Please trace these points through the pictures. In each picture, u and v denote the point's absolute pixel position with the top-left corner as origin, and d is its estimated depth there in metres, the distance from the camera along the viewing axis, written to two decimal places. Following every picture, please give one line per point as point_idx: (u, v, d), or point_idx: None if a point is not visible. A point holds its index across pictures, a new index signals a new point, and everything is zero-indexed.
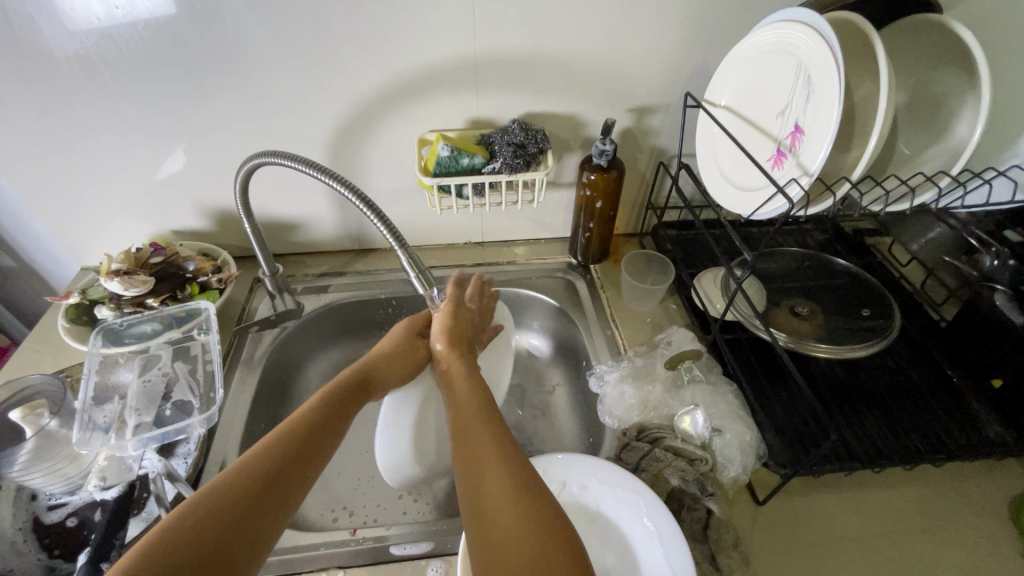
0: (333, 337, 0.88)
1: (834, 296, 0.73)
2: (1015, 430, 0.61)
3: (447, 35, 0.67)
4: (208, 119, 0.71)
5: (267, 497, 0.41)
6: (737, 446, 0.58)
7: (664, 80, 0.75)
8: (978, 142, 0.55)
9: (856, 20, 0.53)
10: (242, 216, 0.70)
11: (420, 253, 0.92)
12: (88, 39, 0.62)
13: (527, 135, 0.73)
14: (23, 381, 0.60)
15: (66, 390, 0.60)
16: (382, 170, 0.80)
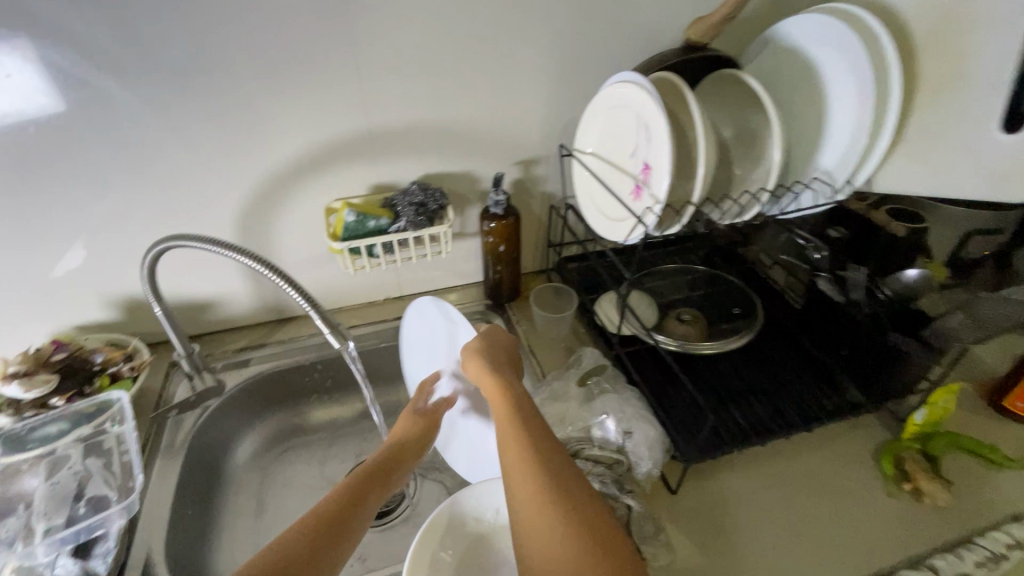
0: (261, 410, 0.87)
1: (711, 301, 0.84)
2: (869, 390, 0.72)
3: (340, 114, 0.75)
4: (108, 211, 0.73)
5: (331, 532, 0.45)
6: (645, 443, 0.66)
7: (540, 135, 0.86)
8: (781, 162, 0.69)
9: (671, 79, 0.66)
10: (151, 300, 0.70)
11: (341, 315, 0.95)
12: None
13: (426, 195, 0.81)
14: None
15: None
16: (294, 240, 0.84)
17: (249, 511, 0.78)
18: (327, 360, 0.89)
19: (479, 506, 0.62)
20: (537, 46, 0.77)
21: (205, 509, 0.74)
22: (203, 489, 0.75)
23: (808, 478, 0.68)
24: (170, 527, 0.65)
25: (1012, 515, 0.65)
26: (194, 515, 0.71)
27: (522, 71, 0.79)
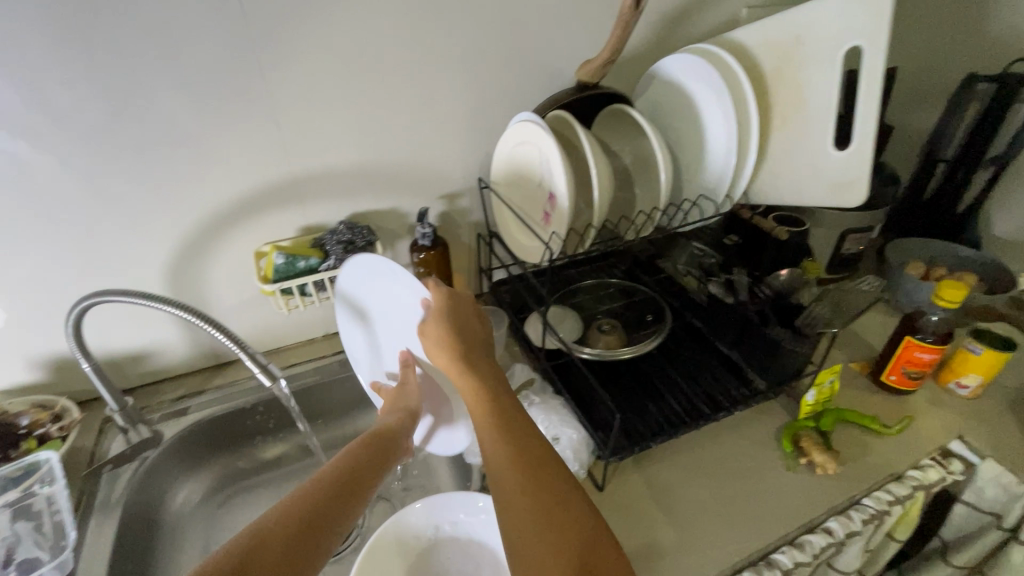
0: (204, 457, 0.87)
1: (627, 309, 0.92)
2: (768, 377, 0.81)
3: (263, 163, 0.79)
4: (29, 272, 0.73)
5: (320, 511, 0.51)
6: (571, 447, 0.71)
7: (459, 170, 0.93)
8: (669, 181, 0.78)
9: (563, 117, 0.74)
10: (79, 357, 0.71)
11: (281, 355, 0.97)
12: None
13: (353, 233, 0.85)
14: None
15: None
16: (226, 286, 0.86)
17: (196, 559, 0.79)
18: (267, 401, 0.90)
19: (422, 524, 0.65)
20: (446, 92, 0.84)
21: (146, 562, 0.74)
22: (143, 542, 0.75)
23: (719, 463, 0.76)
24: None
25: (890, 474, 0.75)
26: (134, 570, 0.71)
27: (434, 115, 0.85)
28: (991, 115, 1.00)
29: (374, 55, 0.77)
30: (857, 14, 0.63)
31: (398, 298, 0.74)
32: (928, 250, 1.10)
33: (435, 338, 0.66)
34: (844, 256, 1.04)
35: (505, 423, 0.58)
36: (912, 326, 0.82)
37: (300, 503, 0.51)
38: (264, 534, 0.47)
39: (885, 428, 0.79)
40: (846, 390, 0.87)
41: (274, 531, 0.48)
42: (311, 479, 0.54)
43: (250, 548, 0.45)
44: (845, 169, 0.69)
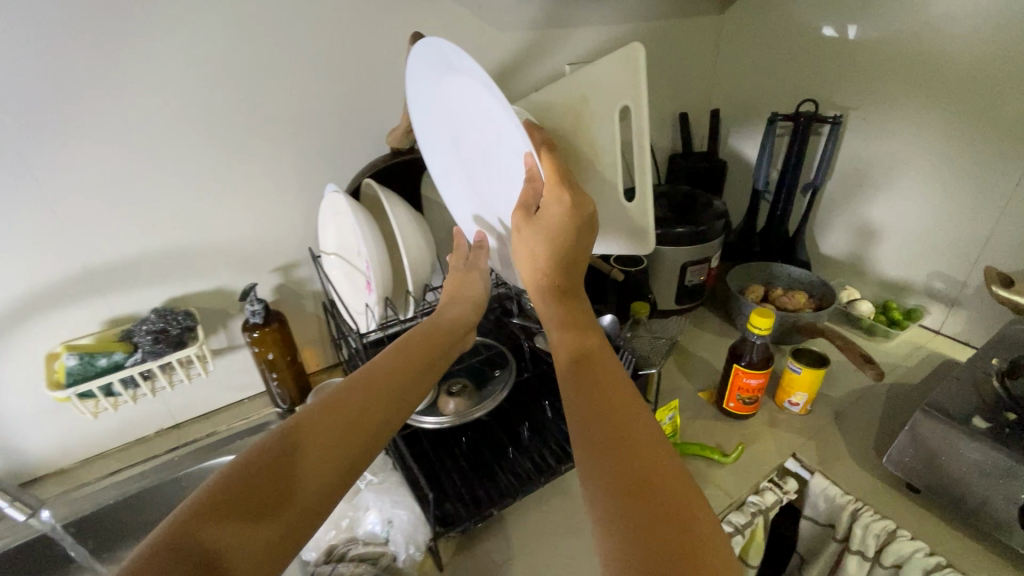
0: None
1: (475, 367, 0.91)
2: None
3: (46, 259, 0.73)
4: None
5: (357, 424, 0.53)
6: (405, 527, 0.68)
7: (288, 242, 0.91)
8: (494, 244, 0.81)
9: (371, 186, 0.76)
10: None
11: (102, 462, 0.87)
12: None
13: (166, 320, 0.79)
14: None
15: None
16: (16, 398, 0.76)
17: None
18: (79, 520, 0.79)
19: None
20: (254, 170, 0.84)
21: None
22: None
23: (567, 519, 0.75)
24: None
25: (730, 504, 0.76)
26: None
27: (249, 191, 0.85)
28: (794, 146, 1.12)
29: (166, 138, 0.76)
30: (622, 77, 0.68)
31: (457, 100, 0.68)
32: (765, 272, 1.18)
33: (528, 250, 0.65)
34: (689, 287, 1.10)
35: (590, 370, 0.54)
36: (737, 354, 0.86)
37: (329, 414, 0.53)
38: (289, 450, 0.49)
39: (722, 456, 0.81)
40: (690, 420, 0.90)
41: (290, 446, 0.50)
42: (342, 389, 0.56)
43: (259, 467, 0.48)
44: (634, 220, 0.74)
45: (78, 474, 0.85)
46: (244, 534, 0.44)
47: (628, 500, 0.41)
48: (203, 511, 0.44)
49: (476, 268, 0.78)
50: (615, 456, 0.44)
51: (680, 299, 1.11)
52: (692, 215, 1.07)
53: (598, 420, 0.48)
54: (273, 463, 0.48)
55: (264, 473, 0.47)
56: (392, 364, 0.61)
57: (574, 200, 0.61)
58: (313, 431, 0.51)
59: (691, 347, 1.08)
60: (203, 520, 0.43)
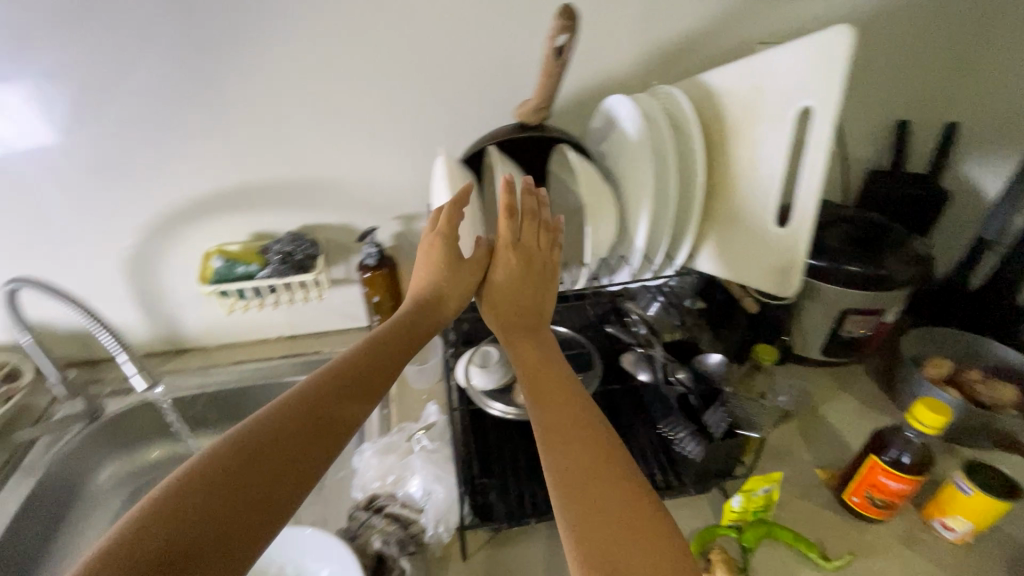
0: (131, 443, 0.92)
1: (561, 363, 0.85)
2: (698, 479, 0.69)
3: (211, 170, 0.83)
4: (16, 244, 0.84)
5: (353, 394, 0.51)
6: (443, 503, 0.67)
7: (414, 193, 0.92)
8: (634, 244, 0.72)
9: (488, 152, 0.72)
10: (20, 332, 0.76)
11: (233, 350, 1.01)
12: None
13: (295, 245, 0.87)
14: None
15: None
16: (179, 279, 0.92)
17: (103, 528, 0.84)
18: (201, 391, 0.94)
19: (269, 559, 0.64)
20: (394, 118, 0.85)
21: (53, 522, 0.79)
22: (56, 515, 0.80)
23: None
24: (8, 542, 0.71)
25: None
26: (39, 532, 0.76)
27: (387, 138, 0.86)
28: None
29: (321, 79, 0.78)
30: (811, 73, 0.53)
31: (625, 150, 0.75)
32: (962, 345, 0.91)
33: (502, 279, 0.66)
34: (844, 340, 0.89)
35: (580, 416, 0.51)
36: (881, 443, 0.68)
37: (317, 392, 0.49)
38: (269, 434, 0.44)
39: (821, 559, 0.66)
40: (790, 500, 0.74)
41: (286, 420, 0.46)
42: (345, 361, 0.53)
43: (272, 426, 0.45)
44: (781, 250, 0.61)
45: (214, 352, 1.01)
46: (248, 506, 0.40)
47: (598, 535, 0.41)
48: (189, 491, 0.39)
49: (461, 265, 0.67)
50: (600, 490, 0.44)
51: (829, 350, 0.91)
52: (880, 254, 0.84)
53: (578, 446, 0.48)
54: (248, 447, 0.43)
55: (252, 456, 0.42)
56: (383, 339, 0.58)
57: (540, 261, 0.67)
58: (309, 401, 0.48)
59: (825, 410, 0.88)
60: (209, 475, 0.40)
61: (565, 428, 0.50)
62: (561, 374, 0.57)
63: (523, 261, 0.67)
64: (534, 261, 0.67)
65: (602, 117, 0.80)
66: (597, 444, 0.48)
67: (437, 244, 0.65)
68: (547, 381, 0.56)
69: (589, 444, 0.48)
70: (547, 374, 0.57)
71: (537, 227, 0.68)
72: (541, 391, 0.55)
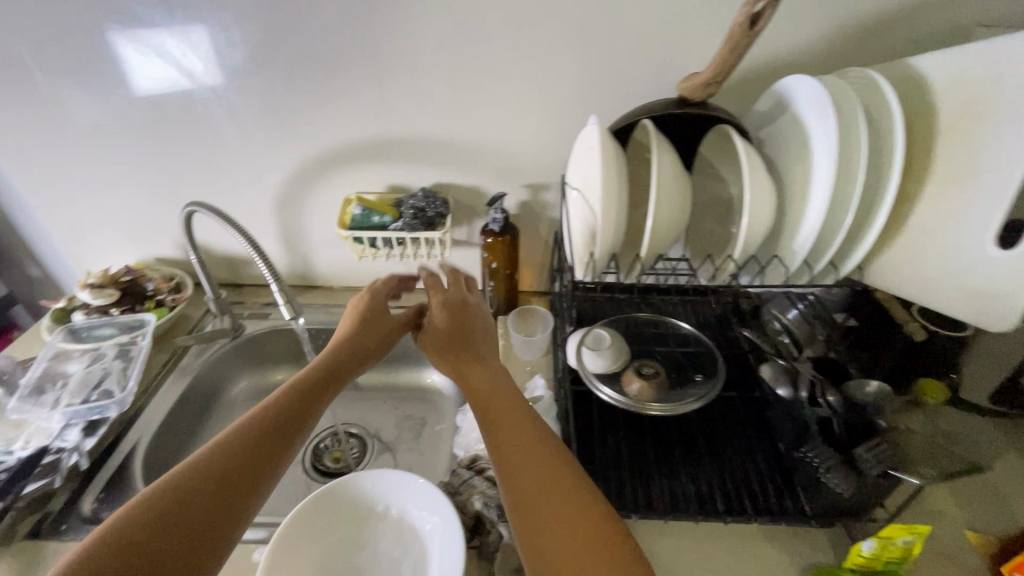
0: (262, 363, 1.01)
1: (679, 360, 0.80)
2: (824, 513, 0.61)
3: (361, 119, 0.86)
4: (191, 170, 0.93)
5: (293, 419, 0.53)
6: None
7: (547, 162, 0.90)
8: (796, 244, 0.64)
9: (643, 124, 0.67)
10: (189, 250, 0.85)
11: (355, 294, 1.07)
12: (123, 102, 0.86)
13: (427, 202, 0.89)
14: None
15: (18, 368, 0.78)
16: (318, 221, 0.98)
17: None
18: (325, 327, 1.01)
19: (375, 495, 0.67)
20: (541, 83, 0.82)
21: (197, 419, 0.90)
22: (199, 415, 0.90)
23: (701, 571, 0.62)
24: (162, 430, 0.81)
25: None
26: (187, 427, 0.87)
27: (531, 103, 0.84)
28: None
29: (479, 38, 0.78)
30: None
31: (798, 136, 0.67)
32: None
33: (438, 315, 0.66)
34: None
35: (520, 434, 0.52)
36: None
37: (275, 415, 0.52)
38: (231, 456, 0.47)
39: None
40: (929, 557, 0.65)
41: (231, 449, 0.47)
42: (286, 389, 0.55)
43: (217, 457, 0.46)
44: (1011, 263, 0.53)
45: (340, 294, 1.07)
46: (200, 528, 0.42)
47: (551, 560, 0.42)
48: (141, 522, 0.40)
49: (383, 320, 0.68)
50: (545, 519, 0.45)
51: (998, 400, 0.75)
52: None
53: (518, 471, 0.48)
54: (217, 472, 0.45)
55: (200, 484, 0.44)
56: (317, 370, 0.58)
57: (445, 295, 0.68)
58: (252, 430, 0.50)
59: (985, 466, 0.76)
60: (163, 504, 0.42)
61: (521, 458, 0.50)
62: (504, 391, 0.57)
63: (459, 301, 0.67)
64: (460, 299, 0.68)
65: (770, 95, 0.71)
66: (541, 467, 0.48)
67: (364, 296, 0.70)
68: (501, 402, 0.55)
69: (543, 470, 0.48)
70: (494, 394, 0.56)
71: (464, 284, 0.71)
72: (494, 414, 0.54)
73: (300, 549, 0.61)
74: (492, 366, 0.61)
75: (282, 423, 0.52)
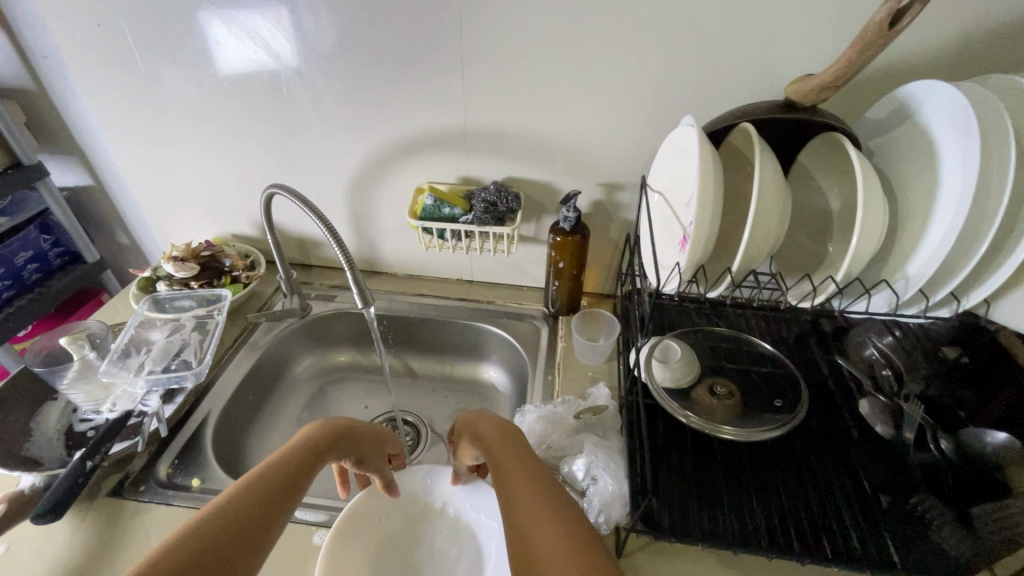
0: (325, 343, 1.04)
1: (756, 382, 0.75)
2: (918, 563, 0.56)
3: (440, 108, 0.86)
4: (271, 151, 0.96)
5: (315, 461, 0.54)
6: (608, 495, 0.64)
7: (625, 161, 0.87)
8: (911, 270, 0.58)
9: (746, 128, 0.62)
10: (266, 230, 0.88)
11: (418, 282, 1.08)
12: (213, 82, 0.88)
13: (499, 196, 0.87)
14: (83, 325, 0.83)
15: (107, 333, 0.82)
16: (388, 208, 0.99)
17: (295, 411, 0.96)
18: (387, 314, 1.02)
19: (433, 492, 0.67)
20: (628, 78, 0.79)
21: (263, 394, 0.93)
22: (264, 390, 0.93)
23: None
24: (230, 403, 0.84)
25: None
26: (252, 401, 0.90)
27: (614, 98, 0.81)
28: None
29: (569, 30, 0.75)
30: None
31: (923, 148, 0.60)
32: None
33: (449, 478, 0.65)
34: None
35: (529, 478, 0.52)
36: None
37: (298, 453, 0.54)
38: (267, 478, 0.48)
39: None
40: None
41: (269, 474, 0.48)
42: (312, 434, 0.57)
43: (257, 480, 0.47)
44: None
45: (403, 282, 1.08)
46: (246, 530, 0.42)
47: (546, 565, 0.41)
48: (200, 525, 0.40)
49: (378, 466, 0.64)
50: (544, 539, 0.44)
51: None
52: None
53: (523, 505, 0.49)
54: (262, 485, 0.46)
55: (246, 496, 0.45)
56: (336, 430, 0.60)
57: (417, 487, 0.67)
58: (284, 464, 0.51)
59: None
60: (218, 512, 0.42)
61: (511, 485, 0.52)
62: (518, 450, 0.58)
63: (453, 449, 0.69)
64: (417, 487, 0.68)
65: (889, 97, 0.64)
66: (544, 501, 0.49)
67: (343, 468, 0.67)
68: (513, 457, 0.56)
69: (531, 493, 0.50)
70: (508, 450, 0.58)
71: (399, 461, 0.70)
72: (502, 465, 0.56)
73: (362, 534, 0.61)
74: (506, 429, 0.62)
75: (307, 461, 0.53)
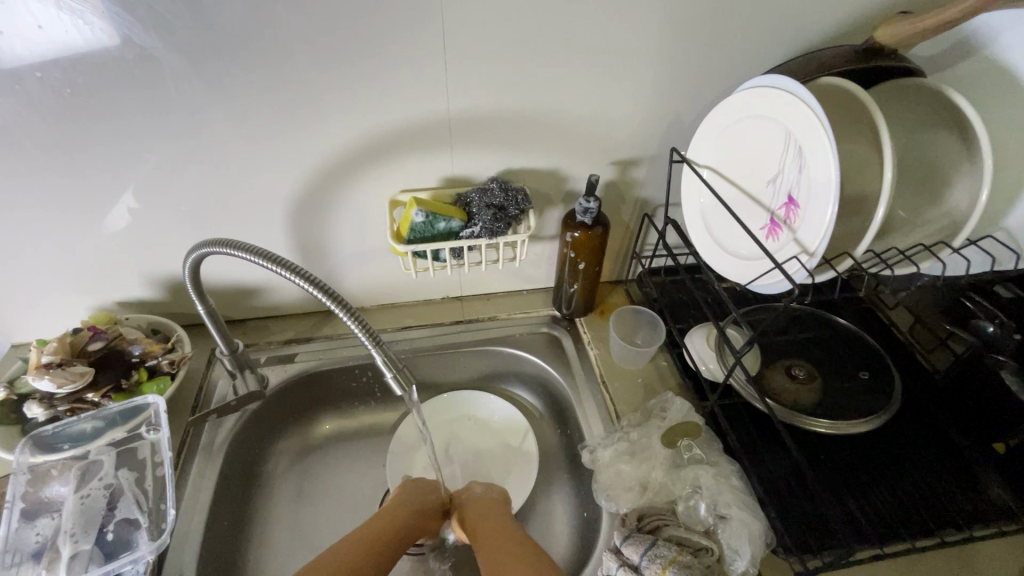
0: (297, 416, 0.80)
1: (831, 354, 0.70)
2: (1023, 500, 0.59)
3: (414, 96, 0.64)
4: (161, 182, 0.67)
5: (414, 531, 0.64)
6: (745, 535, 0.54)
7: (644, 134, 0.73)
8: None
9: (856, 90, 0.53)
10: (194, 300, 0.61)
11: (394, 312, 0.87)
12: (39, 96, 0.57)
13: (507, 197, 0.70)
14: None
15: None
16: (349, 231, 0.76)
17: (284, 516, 0.73)
18: (368, 362, 0.80)
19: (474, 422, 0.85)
20: (651, 33, 0.64)
21: (238, 513, 0.68)
22: (241, 501, 0.70)
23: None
24: (206, 549, 0.60)
25: None
26: (230, 527, 0.66)
27: (633, 59, 0.66)
28: None
29: None
30: None
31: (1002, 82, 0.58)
32: None
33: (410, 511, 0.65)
34: None
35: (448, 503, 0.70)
36: None
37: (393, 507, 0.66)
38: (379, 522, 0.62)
39: None
40: None
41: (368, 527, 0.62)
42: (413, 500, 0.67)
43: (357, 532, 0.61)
44: None
45: (379, 316, 0.86)
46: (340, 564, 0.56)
47: None
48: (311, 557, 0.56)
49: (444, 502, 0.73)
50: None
51: None
52: None
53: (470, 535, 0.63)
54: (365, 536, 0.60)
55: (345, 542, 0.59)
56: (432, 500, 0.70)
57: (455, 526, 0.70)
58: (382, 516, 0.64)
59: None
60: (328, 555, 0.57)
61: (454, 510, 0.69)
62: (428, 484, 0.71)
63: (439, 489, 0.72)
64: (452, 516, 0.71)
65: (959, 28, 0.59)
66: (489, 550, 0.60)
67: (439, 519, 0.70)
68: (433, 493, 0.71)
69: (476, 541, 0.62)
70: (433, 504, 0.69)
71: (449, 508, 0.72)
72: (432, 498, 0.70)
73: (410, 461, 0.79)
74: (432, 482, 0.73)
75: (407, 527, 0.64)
